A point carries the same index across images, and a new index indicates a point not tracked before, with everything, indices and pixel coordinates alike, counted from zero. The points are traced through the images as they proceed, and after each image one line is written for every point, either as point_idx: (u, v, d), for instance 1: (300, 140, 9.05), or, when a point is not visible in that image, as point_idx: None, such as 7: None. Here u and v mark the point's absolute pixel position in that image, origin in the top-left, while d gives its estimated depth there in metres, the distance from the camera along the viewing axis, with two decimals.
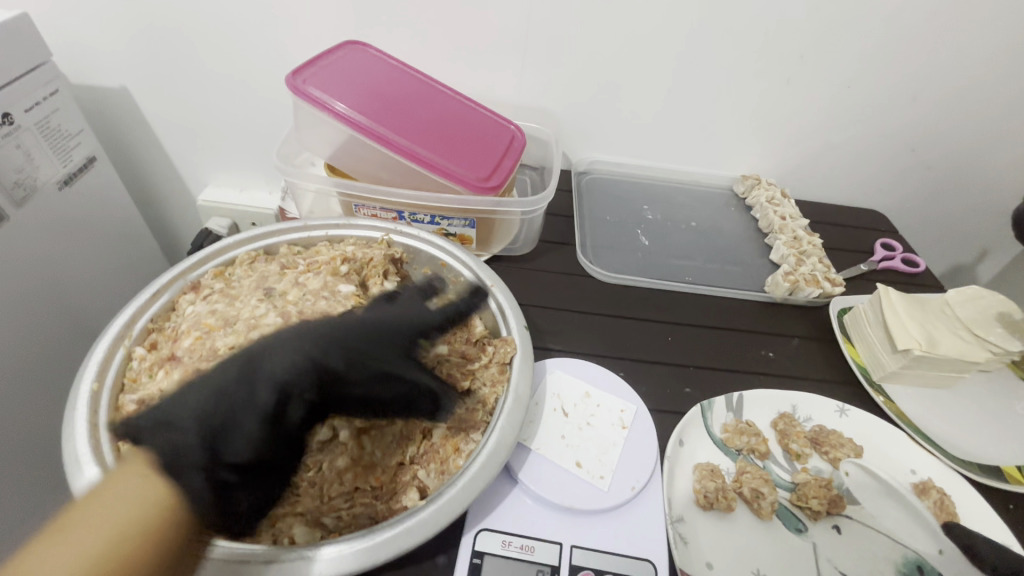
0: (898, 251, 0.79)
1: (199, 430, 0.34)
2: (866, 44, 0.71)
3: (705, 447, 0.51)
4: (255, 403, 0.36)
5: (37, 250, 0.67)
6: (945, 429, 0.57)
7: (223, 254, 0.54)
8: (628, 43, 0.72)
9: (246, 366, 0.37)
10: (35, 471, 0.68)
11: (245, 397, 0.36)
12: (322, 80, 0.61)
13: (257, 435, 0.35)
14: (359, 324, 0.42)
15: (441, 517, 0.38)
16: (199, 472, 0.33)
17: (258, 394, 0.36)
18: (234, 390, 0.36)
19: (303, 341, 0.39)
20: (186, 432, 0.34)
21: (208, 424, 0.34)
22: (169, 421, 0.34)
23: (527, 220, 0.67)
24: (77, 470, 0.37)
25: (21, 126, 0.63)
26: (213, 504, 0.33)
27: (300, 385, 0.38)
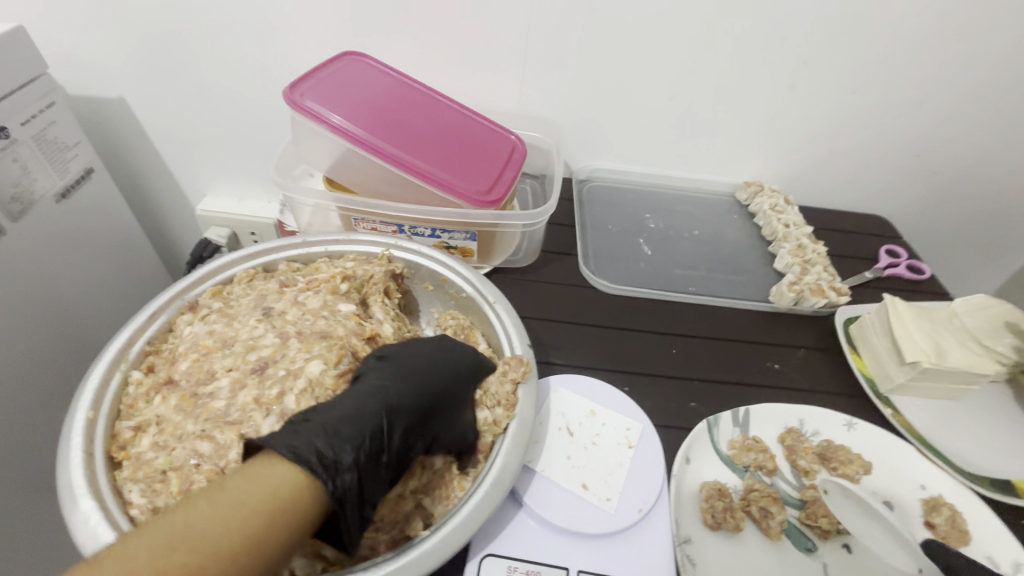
0: (903, 258, 0.78)
1: (321, 441, 0.36)
2: (871, 49, 0.70)
3: (713, 464, 0.51)
4: (370, 418, 0.39)
5: (35, 265, 0.66)
6: (954, 441, 0.57)
7: (221, 273, 0.53)
8: (629, 50, 0.71)
9: (365, 391, 0.41)
10: (34, 488, 0.67)
11: (358, 411, 0.39)
12: (320, 94, 0.60)
13: (315, 435, 0.36)
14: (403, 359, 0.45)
15: (446, 547, 0.38)
16: (330, 475, 0.35)
17: (375, 412, 0.39)
18: (356, 405, 0.39)
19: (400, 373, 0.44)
20: (318, 439, 0.36)
21: (337, 436, 0.37)
22: (298, 430, 0.36)
23: (528, 232, 0.66)
24: (73, 503, 0.36)
25: (18, 140, 0.62)
26: (324, 494, 0.34)
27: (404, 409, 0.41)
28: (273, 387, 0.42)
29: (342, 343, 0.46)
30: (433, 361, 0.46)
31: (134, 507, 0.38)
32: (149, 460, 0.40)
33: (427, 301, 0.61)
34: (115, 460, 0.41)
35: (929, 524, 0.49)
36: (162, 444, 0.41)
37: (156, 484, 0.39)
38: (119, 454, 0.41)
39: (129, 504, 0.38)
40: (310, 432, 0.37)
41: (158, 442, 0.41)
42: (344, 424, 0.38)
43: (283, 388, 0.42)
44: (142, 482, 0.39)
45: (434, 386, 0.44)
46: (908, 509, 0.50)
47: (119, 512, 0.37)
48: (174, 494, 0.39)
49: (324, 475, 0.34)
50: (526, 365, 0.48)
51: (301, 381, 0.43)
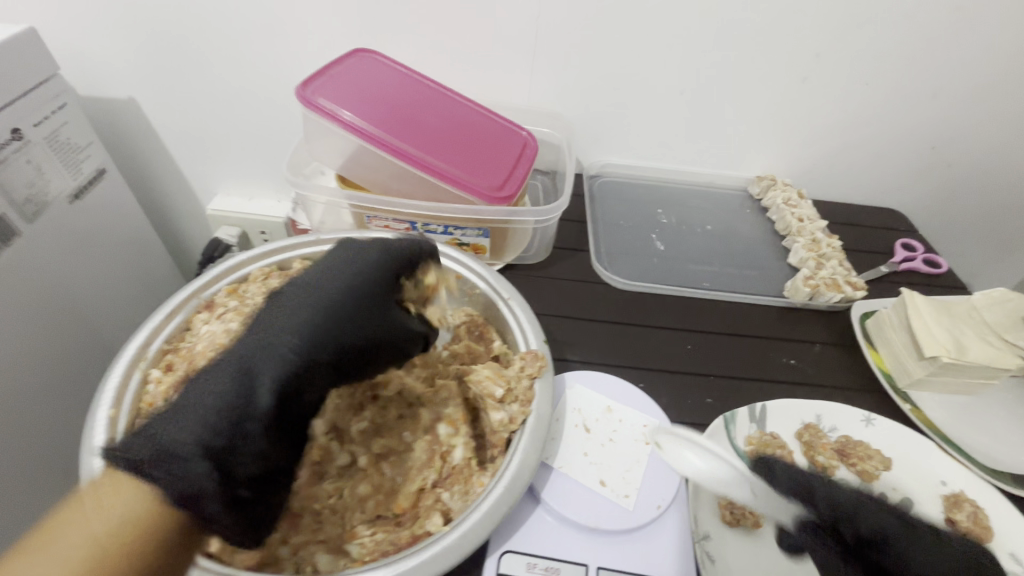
0: (919, 252, 0.77)
1: (187, 441, 0.32)
2: (886, 40, 0.69)
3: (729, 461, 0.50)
4: (251, 399, 0.34)
5: (49, 265, 0.66)
6: (974, 437, 0.56)
7: (236, 271, 0.54)
8: (641, 44, 0.70)
9: (241, 356, 0.36)
10: (53, 484, 0.68)
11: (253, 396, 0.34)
12: (332, 91, 0.60)
13: (181, 437, 0.32)
14: (296, 312, 0.38)
15: (466, 544, 0.38)
16: (196, 492, 0.31)
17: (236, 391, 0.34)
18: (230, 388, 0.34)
19: (283, 325, 0.37)
20: (188, 440, 0.32)
21: (205, 431, 0.32)
22: (153, 428, 0.32)
23: (541, 229, 0.66)
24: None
25: (31, 141, 0.63)
26: (182, 516, 0.31)
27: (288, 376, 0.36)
28: None
29: None
30: (338, 312, 0.39)
31: None
32: None
33: None
34: None
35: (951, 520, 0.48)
36: None
37: None
38: None
39: None
40: (176, 432, 0.32)
41: None
42: (211, 418, 0.33)
43: None
44: None
45: (323, 343, 0.38)
46: (929, 506, 0.49)
47: None
48: None
49: (187, 502, 0.31)
50: (543, 358, 0.48)
51: None
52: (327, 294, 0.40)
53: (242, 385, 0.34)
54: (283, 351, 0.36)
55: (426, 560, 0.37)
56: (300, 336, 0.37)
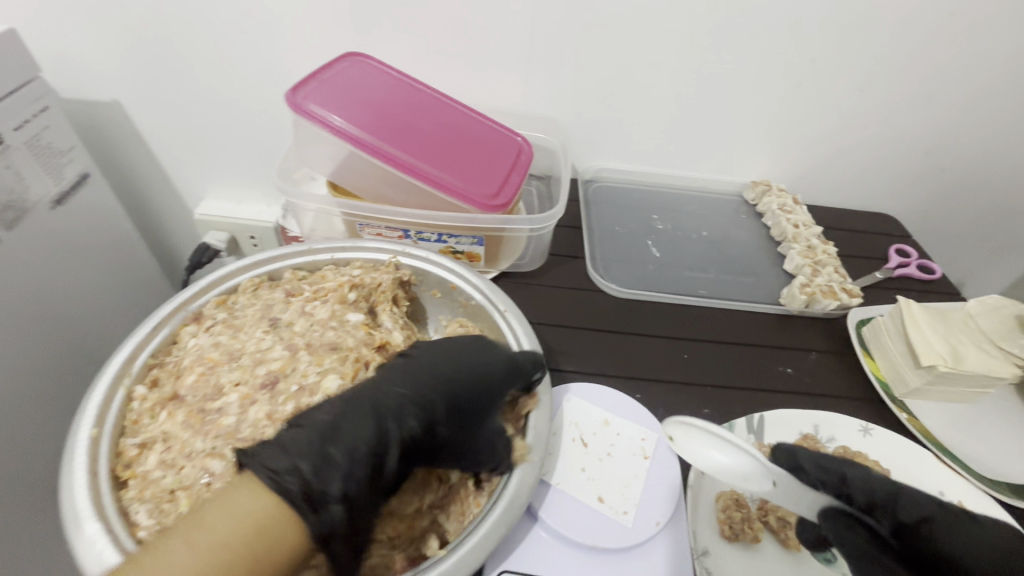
0: (913, 258, 0.77)
1: (306, 462, 0.34)
2: (881, 47, 0.69)
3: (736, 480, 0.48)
4: (356, 437, 0.37)
5: (30, 273, 0.64)
6: (971, 445, 0.56)
7: (225, 282, 0.52)
8: (636, 49, 0.70)
9: (360, 399, 0.39)
10: (37, 501, 0.66)
11: (355, 432, 0.37)
12: (323, 96, 0.59)
13: (300, 457, 0.34)
14: (424, 374, 0.43)
15: (462, 568, 0.37)
16: (315, 507, 0.33)
17: (372, 424, 0.38)
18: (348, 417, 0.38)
19: (414, 378, 0.42)
20: (305, 465, 0.34)
21: (326, 461, 0.35)
22: (283, 448, 0.35)
23: (536, 236, 0.65)
24: (77, 527, 0.35)
25: (12, 145, 0.61)
26: (308, 531, 0.32)
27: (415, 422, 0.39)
28: (285, 403, 0.42)
29: (351, 354, 0.45)
30: (449, 368, 0.44)
31: (142, 528, 0.37)
32: (156, 479, 0.39)
33: (434, 309, 0.60)
34: (121, 480, 0.39)
35: None
36: (170, 462, 0.40)
37: (164, 504, 0.38)
38: (124, 473, 0.39)
39: (136, 525, 0.37)
40: (297, 454, 0.35)
41: (165, 460, 0.40)
42: (333, 447, 0.36)
43: (296, 404, 0.41)
44: (149, 502, 0.38)
45: (443, 395, 0.42)
46: None
47: (125, 534, 0.36)
48: (182, 514, 0.38)
49: (308, 508, 0.33)
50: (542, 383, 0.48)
51: (318, 396, 0.42)
52: (439, 363, 0.44)
53: (364, 424, 0.38)
54: (405, 397, 0.40)
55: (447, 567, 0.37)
56: (425, 389, 0.42)
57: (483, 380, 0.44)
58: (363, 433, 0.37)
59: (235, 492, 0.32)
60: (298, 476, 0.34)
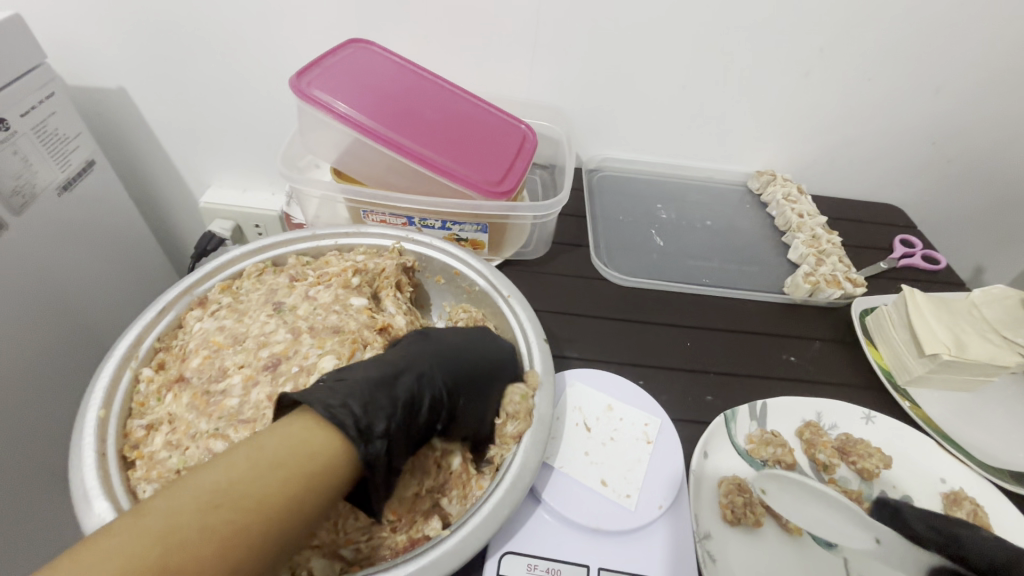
0: (918, 248, 0.77)
1: (354, 402, 0.36)
2: (889, 35, 0.68)
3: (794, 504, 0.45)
4: (391, 389, 0.39)
5: (38, 259, 0.65)
6: (973, 434, 0.56)
7: (229, 267, 0.53)
8: (641, 36, 0.69)
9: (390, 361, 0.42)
10: (39, 483, 0.67)
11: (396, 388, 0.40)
12: (328, 82, 0.59)
13: (348, 396, 0.36)
14: (440, 344, 0.45)
15: (466, 548, 0.37)
16: (364, 439, 0.35)
17: (409, 382, 0.41)
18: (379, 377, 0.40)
19: (437, 351, 0.45)
20: (354, 403, 0.36)
21: (372, 403, 0.37)
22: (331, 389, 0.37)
23: (539, 224, 0.65)
24: (85, 504, 0.36)
25: (18, 131, 0.61)
26: (359, 456, 0.34)
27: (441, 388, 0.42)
28: (286, 383, 0.42)
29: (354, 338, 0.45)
30: (466, 343, 0.47)
31: None
32: (163, 459, 0.39)
33: (438, 295, 0.60)
34: (128, 460, 0.40)
35: None
36: (175, 443, 0.40)
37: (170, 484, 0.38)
38: (131, 454, 0.40)
39: None
40: (344, 393, 0.37)
41: (171, 440, 0.40)
42: (376, 392, 0.38)
43: (297, 384, 0.42)
44: (156, 482, 0.39)
45: (465, 367, 0.45)
46: (928, 504, 0.49)
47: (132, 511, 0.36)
48: None
49: (356, 436, 0.34)
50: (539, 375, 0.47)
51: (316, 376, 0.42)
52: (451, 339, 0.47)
53: (393, 380, 0.40)
54: (433, 365, 0.43)
55: (456, 540, 0.38)
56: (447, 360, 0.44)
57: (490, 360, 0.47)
58: (401, 388, 0.40)
59: (266, 431, 0.33)
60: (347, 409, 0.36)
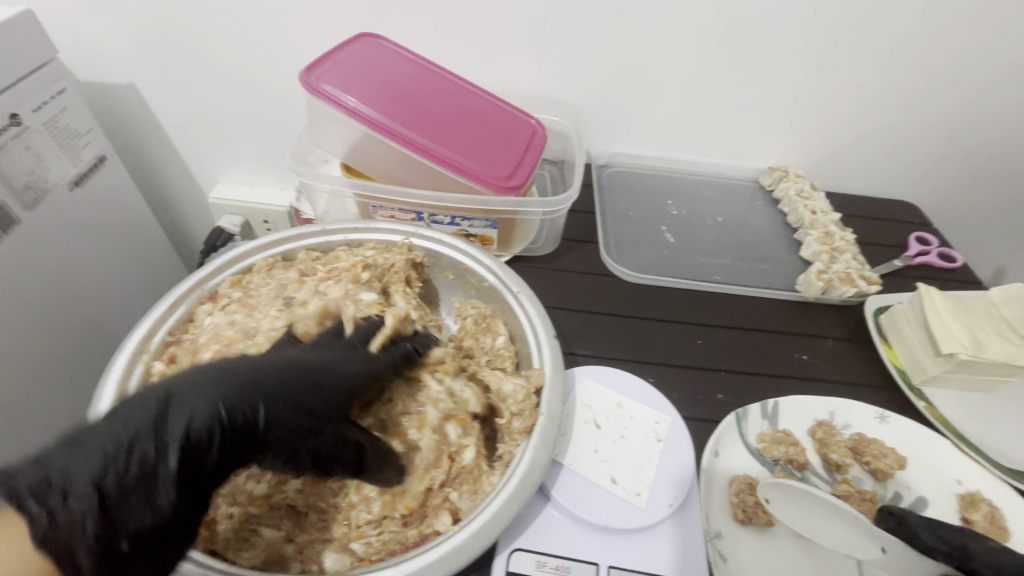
0: (934, 246, 0.76)
1: (92, 467, 0.30)
2: (907, 28, 0.67)
3: (795, 513, 0.45)
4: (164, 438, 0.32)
5: (49, 254, 0.65)
6: (992, 435, 0.55)
7: (240, 262, 0.53)
8: (653, 30, 0.68)
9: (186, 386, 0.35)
10: (57, 476, 0.67)
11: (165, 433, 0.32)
12: (337, 76, 0.59)
13: (87, 461, 0.30)
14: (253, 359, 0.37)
15: (474, 545, 0.37)
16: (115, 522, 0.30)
17: (186, 415, 0.33)
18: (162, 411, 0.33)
19: (260, 371, 0.37)
20: (87, 469, 0.30)
21: (106, 466, 0.31)
22: (73, 454, 0.31)
23: (549, 220, 0.65)
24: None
25: (30, 126, 0.61)
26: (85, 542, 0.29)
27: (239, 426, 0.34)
28: None
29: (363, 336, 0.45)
30: (321, 362, 0.40)
31: None
32: None
33: (447, 291, 0.60)
34: None
35: (966, 520, 0.48)
36: None
37: None
38: None
39: None
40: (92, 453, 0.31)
41: None
42: (116, 446, 0.31)
43: None
44: None
45: (301, 393, 0.37)
46: (944, 506, 0.49)
47: None
48: None
49: (63, 504, 0.29)
50: (544, 376, 0.47)
51: None
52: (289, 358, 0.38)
53: (147, 420, 0.32)
54: (225, 391, 0.34)
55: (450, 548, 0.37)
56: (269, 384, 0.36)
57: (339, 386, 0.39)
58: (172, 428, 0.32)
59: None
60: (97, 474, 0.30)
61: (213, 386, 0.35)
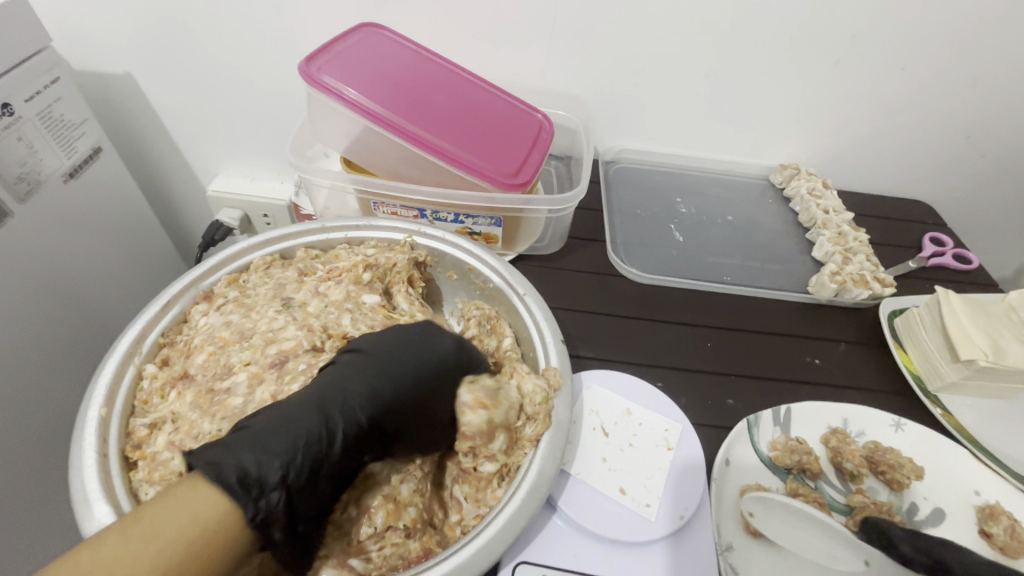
0: (949, 247, 0.74)
1: (249, 456, 0.33)
2: (927, 22, 0.65)
3: (780, 526, 0.44)
4: (287, 438, 0.35)
5: (42, 248, 0.64)
6: (1010, 445, 0.53)
7: (237, 260, 0.51)
8: (664, 23, 0.66)
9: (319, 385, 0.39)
10: (49, 478, 0.66)
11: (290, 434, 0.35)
12: (338, 68, 0.57)
13: (243, 450, 0.33)
14: (378, 356, 0.41)
15: (480, 559, 0.36)
16: (255, 495, 0.32)
17: (316, 421, 0.36)
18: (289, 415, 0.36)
19: (363, 374, 0.40)
20: (246, 456, 0.33)
21: (266, 450, 0.34)
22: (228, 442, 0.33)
23: (554, 218, 0.63)
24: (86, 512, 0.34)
25: (22, 116, 0.60)
26: (245, 520, 0.31)
27: (353, 429, 0.37)
28: (293, 383, 0.40)
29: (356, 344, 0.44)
30: (413, 359, 0.42)
31: None
32: (165, 460, 0.38)
33: (450, 291, 0.58)
34: (130, 460, 0.39)
35: (984, 533, 0.46)
36: (178, 444, 0.39)
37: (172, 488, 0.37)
38: (134, 454, 0.39)
39: None
40: (242, 445, 0.34)
41: (174, 441, 0.39)
42: (282, 435, 0.35)
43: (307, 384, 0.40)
44: (159, 484, 0.37)
45: (399, 398, 0.40)
46: (962, 519, 0.47)
47: None
48: None
49: (244, 494, 0.31)
50: (559, 376, 0.45)
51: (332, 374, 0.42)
52: (398, 348, 0.42)
53: (305, 417, 0.36)
54: (361, 389, 0.39)
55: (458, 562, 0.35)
56: (376, 385, 0.39)
57: (424, 379, 0.41)
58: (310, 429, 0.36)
59: None
60: (260, 472, 0.33)
61: (346, 381, 0.39)
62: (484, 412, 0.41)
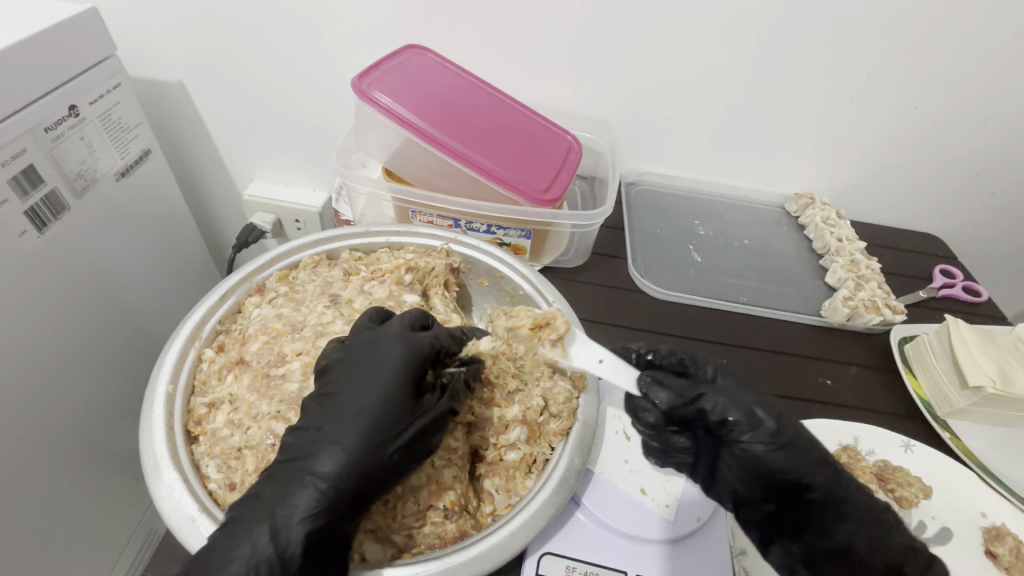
0: (959, 279, 0.76)
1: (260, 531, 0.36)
2: (939, 65, 0.68)
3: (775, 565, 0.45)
4: (307, 493, 0.36)
5: (93, 243, 0.67)
6: (1012, 471, 0.55)
7: (287, 257, 0.55)
8: (688, 56, 0.70)
9: (309, 440, 0.39)
10: (83, 462, 0.69)
11: (294, 503, 0.36)
12: (387, 85, 0.61)
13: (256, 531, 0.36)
14: (350, 392, 0.40)
15: (514, 542, 0.39)
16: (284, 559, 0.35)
17: (297, 488, 0.37)
18: (273, 485, 0.37)
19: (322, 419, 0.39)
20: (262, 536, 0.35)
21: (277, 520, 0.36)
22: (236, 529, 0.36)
23: (580, 233, 0.66)
24: (192, 530, 0.37)
25: (85, 118, 0.64)
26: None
27: (356, 458, 0.37)
28: None
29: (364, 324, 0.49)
30: (360, 379, 0.40)
31: (212, 481, 0.41)
32: (225, 436, 0.43)
33: (481, 297, 0.62)
34: (192, 435, 0.43)
35: (991, 553, 0.48)
36: (237, 422, 0.43)
37: (232, 461, 0.42)
38: (195, 429, 0.43)
39: (207, 478, 0.41)
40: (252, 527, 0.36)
41: (233, 420, 0.43)
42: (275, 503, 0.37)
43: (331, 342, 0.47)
44: (218, 457, 0.42)
45: (359, 423, 0.38)
46: (967, 538, 0.49)
47: (197, 484, 0.40)
48: (247, 472, 0.41)
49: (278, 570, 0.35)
50: (586, 378, 0.49)
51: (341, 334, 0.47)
52: (355, 363, 0.41)
53: (289, 482, 0.37)
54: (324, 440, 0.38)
55: (487, 546, 0.38)
56: (341, 429, 0.38)
57: (387, 402, 0.39)
58: (296, 501, 0.36)
59: None
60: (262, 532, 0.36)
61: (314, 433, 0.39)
62: (497, 409, 0.47)
